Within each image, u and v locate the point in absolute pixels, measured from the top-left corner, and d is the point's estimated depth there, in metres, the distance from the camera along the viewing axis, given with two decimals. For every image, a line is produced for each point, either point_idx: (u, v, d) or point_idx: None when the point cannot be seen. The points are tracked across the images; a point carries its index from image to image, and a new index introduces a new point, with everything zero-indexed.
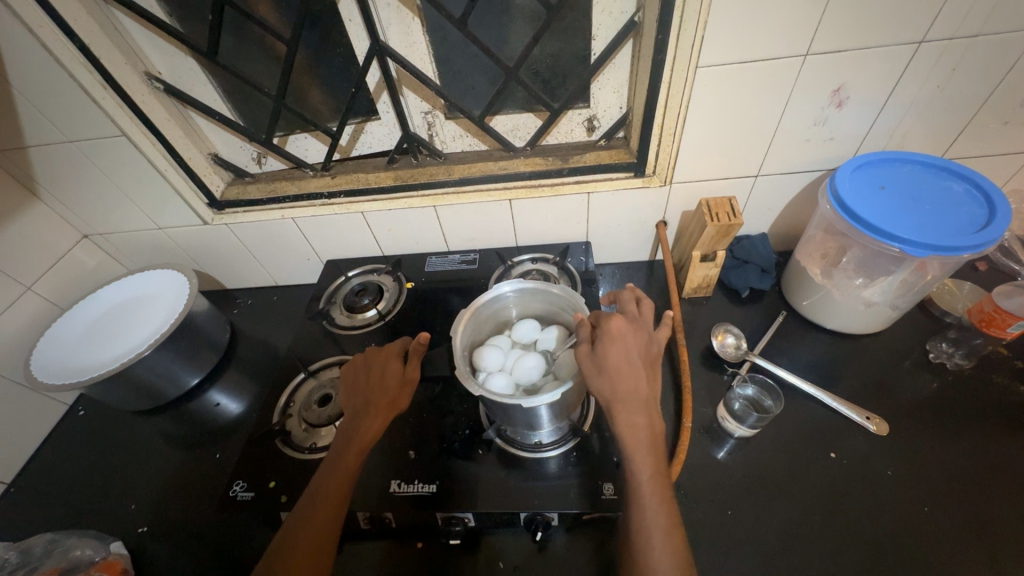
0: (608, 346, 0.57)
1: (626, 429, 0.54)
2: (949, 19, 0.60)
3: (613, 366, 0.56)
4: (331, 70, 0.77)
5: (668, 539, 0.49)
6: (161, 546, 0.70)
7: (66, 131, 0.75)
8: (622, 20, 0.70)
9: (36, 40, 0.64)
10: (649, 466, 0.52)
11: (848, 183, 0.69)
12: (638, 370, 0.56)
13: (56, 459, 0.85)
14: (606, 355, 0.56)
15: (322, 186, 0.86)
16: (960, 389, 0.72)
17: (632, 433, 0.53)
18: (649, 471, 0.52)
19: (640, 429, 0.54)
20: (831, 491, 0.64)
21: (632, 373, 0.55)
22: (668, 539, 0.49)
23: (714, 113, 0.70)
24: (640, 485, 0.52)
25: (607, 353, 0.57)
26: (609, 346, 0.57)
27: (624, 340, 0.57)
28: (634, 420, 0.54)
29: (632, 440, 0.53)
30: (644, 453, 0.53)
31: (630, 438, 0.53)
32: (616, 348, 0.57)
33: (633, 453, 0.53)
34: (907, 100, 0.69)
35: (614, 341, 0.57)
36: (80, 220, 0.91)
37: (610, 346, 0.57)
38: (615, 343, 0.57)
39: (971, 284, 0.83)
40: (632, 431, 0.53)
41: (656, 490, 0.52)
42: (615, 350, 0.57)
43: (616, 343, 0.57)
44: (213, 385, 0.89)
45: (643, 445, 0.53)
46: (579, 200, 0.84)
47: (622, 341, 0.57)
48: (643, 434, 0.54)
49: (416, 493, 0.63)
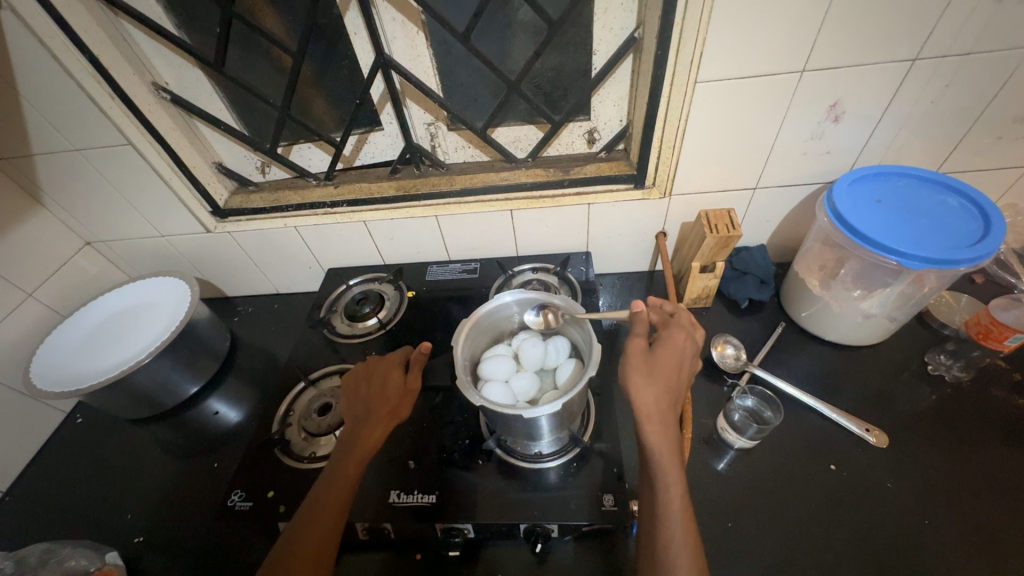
0: (666, 350, 0.59)
1: (658, 441, 0.54)
2: (941, 38, 0.61)
3: (664, 373, 0.57)
4: (335, 81, 0.79)
5: (694, 554, 0.49)
6: (157, 557, 0.69)
7: (72, 140, 0.76)
8: (622, 36, 0.71)
9: (46, 50, 0.65)
10: (677, 481, 0.52)
11: (845, 196, 0.70)
12: (680, 384, 0.58)
13: (51, 467, 0.84)
14: (661, 359, 0.58)
15: (325, 195, 0.87)
16: (959, 401, 0.72)
17: (662, 446, 0.54)
18: (681, 486, 0.52)
19: (669, 443, 0.54)
20: (831, 503, 0.63)
21: (675, 386, 0.57)
22: (693, 556, 0.49)
23: (712, 127, 0.71)
24: (669, 498, 0.52)
25: (661, 356, 0.58)
26: (666, 351, 0.59)
27: (680, 351, 0.59)
28: (667, 431, 0.54)
29: (663, 454, 0.53)
30: (676, 467, 0.53)
31: (662, 448, 0.53)
32: (671, 357, 0.58)
33: (662, 463, 0.53)
34: (902, 116, 0.70)
35: (672, 349, 0.59)
36: (83, 227, 0.92)
37: (668, 354, 0.58)
38: (673, 350, 0.59)
39: (967, 296, 0.84)
40: (664, 441, 0.54)
41: (683, 508, 0.51)
42: (671, 357, 0.58)
43: (675, 352, 0.59)
44: (212, 393, 0.89)
45: (673, 460, 0.53)
46: (579, 211, 0.84)
47: (678, 354, 0.59)
48: (672, 448, 0.54)
49: (415, 503, 0.63)
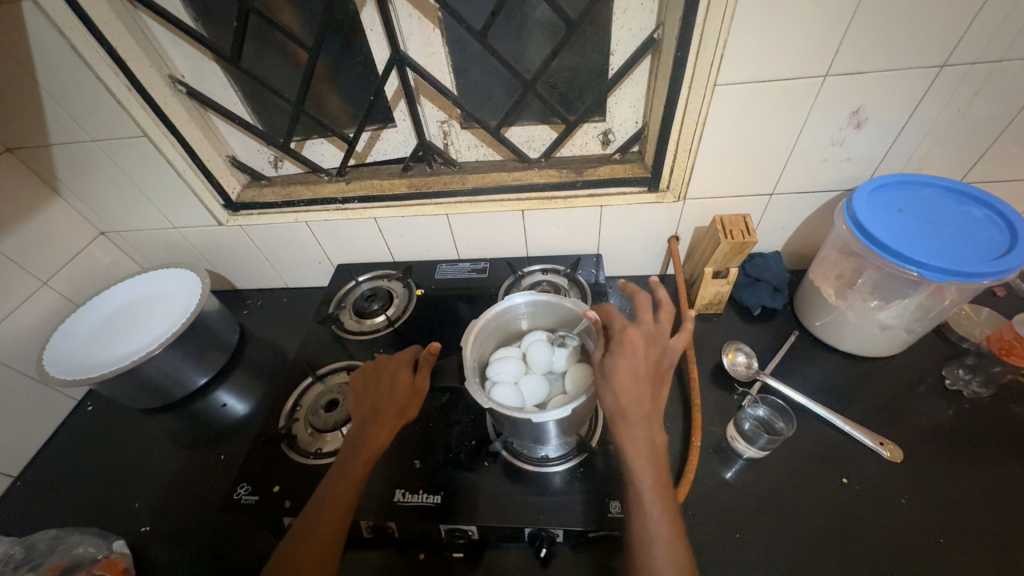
0: (616, 355, 0.57)
1: (627, 439, 0.53)
2: (971, 44, 0.59)
3: (618, 377, 0.55)
4: (350, 77, 0.78)
5: (673, 547, 0.49)
6: (163, 547, 0.70)
7: (89, 131, 0.77)
8: (641, 36, 0.70)
9: (65, 41, 0.66)
10: (649, 476, 0.52)
11: (865, 203, 0.68)
12: (642, 381, 0.55)
13: (62, 454, 0.85)
14: (613, 365, 0.56)
15: (337, 191, 0.87)
16: (977, 417, 0.70)
17: (633, 444, 0.53)
18: (652, 480, 0.52)
19: (639, 440, 0.53)
20: (842, 517, 0.62)
21: (635, 386, 0.55)
22: (671, 548, 0.49)
23: (730, 131, 0.70)
24: (641, 493, 0.52)
25: (614, 361, 0.57)
26: (616, 355, 0.57)
27: (631, 351, 0.57)
28: (634, 431, 0.53)
29: (633, 451, 0.53)
30: (645, 464, 0.52)
31: (632, 448, 0.53)
32: (624, 360, 0.56)
33: (632, 461, 0.53)
34: (927, 122, 0.68)
35: (623, 352, 0.57)
36: (98, 217, 0.93)
37: (619, 356, 0.57)
38: (623, 352, 0.57)
39: (988, 310, 0.82)
40: (634, 441, 0.53)
41: (658, 502, 0.51)
42: (623, 359, 0.56)
43: (625, 352, 0.57)
44: (221, 385, 0.90)
45: (646, 459, 0.53)
46: (591, 213, 0.83)
47: (630, 354, 0.57)
48: (645, 445, 0.53)
49: (420, 502, 0.62)
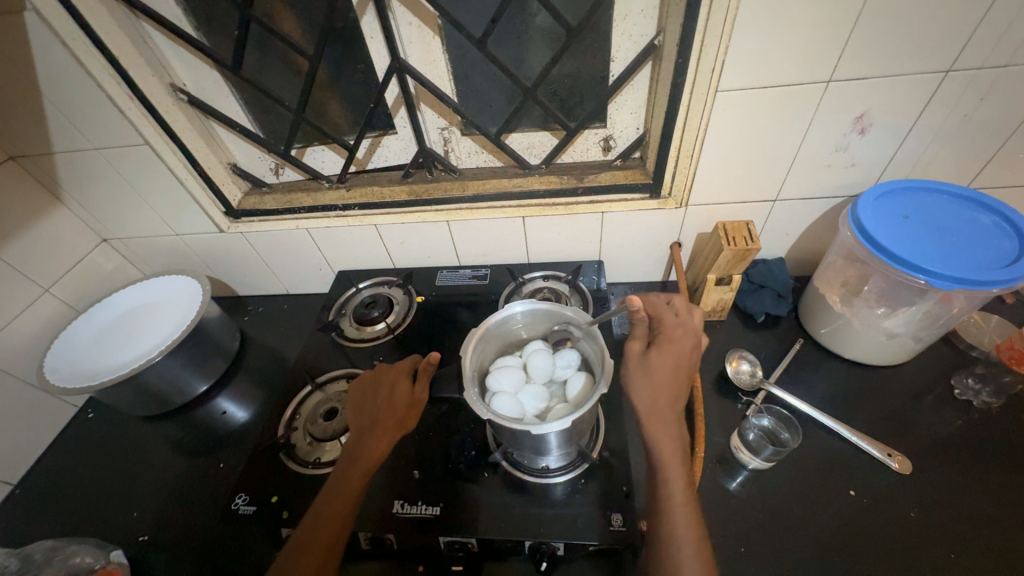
0: (662, 352, 0.57)
1: (660, 437, 0.54)
2: (977, 49, 0.58)
3: (661, 376, 0.56)
4: (351, 84, 0.78)
5: (698, 547, 0.49)
6: (160, 557, 0.69)
7: (91, 139, 0.77)
8: (642, 43, 0.70)
9: (67, 50, 0.66)
10: (680, 476, 0.52)
11: (871, 210, 0.67)
12: (682, 383, 0.57)
13: (62, 462, 0.85)
14: (658, 361, 0.57)
15: (337, 198, 0.87)
16: (987, 427, 0.69)
17: (664, 443, 0.54)
18: (682, 481, 0.52)
19: (672, 439, 0.54)
20: (849, 530, 0.61)
21: (675, 387, 0.56)
22: (697, 548, 0.49)
23: (733, 136, 0.69)
24: (672, 493, 0.52)
25: (659, 359, 0.57)
26: (662, 352, 0.57)
27: (678, 351, 0.58)
28: (668, 429, 0.54)
29: (665, 449, 0.53)
30: (677, 463, 0.53)
31: (665, 447, 0.53)
32: (669, 359, 0.57)
33: (664, 459, 0.53)
34: (933, 127, 0.67)
35: (669, 351, 0.57)
36: (100, 224, 0.93)
37: (666, 354, 0.57)
38: (670, 351, 0.57)
39: (997, 317, 0.81)
40: (667, 440, 0.54)
41: (687, 501, 0.51)
42: (669, 358, 0.57)
43: (672, 351, 0.57)
44: (220, 392, 0.89)
45: (677, 458, 0.53)
46: (592, 220, 0.83)
47: (676, 354, 0.57)
48: (675, 444, 0.54)
49: (419, 514, 0.62)
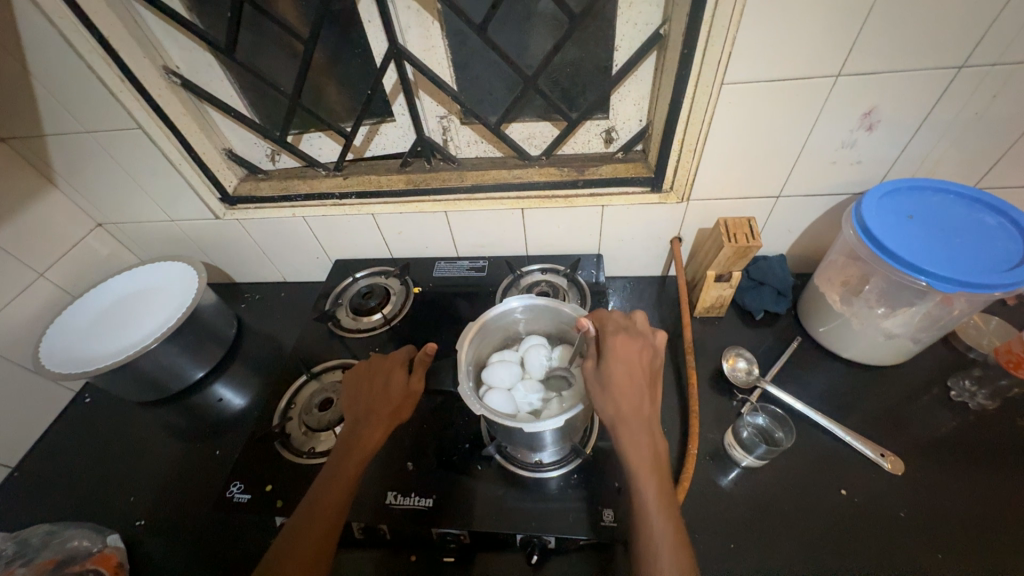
0: (612, 361, 0.56)
1: (631, 446, 0.54)
2: (993, 45, 0.57)
3: (617, 385, 0.55)
4: (348, 70, 0.76)
5: (677, 551, 0.49)
6: (157, 542, 0.70)
7: (83, 122, 0.76)
8: (647, 32, 0.68)
9: (56, 31, 0.64)
10: (653, 484, 0.52)
11: (874, 210, 0.66)
12: (641, 387, 0.56)
13: (59, 446, 0.86)
14: (611, 373, 0.55)
15: (334, 186, 0.86)
16: (982, 430, 0.69)
17: (636, 451, 0.54)
18: (655, 490, 0.52)
19: (642, 447, 0.54)
20: (839, 529, 0.61)
21: (635, 392, 0.55)
22: (677, 554, 0.49)
23: (737, 131, 0.68)
24: (645, 502, 0.52)
25: (610, 369, 0.56)
26: (612, 361, 0.56)
27: (627, 357, 0.57)
28: (638, 438, 0.54)
29: (636, 457, 0.53)
30: (648, 470, 0.53)
31: (635, 457, 0.53)
32: (620, 366, 0.56)
33: (636, 469, 0.53)
34: (942, 125, 0.66)
35: (619, 359, 0.56)
36: (94, 209, 0.92)
37: (614, 363, 0.56)
38: (618, 358, 0.56)
39: (998, 319, 0.80)
40: (637, 448, 0.54)
41: (662, 508, 0.51)
42: (620, 366, 0.56)
43: (620, 359, 0.56)
44: (217, 379, 0.89)
45: (649, 466, 0.53)
46: (593, 213, 0.82)
47: (626, 361, 0.56)
48: (648, 451, 0.54)
49: (411, 506, 0.62)
